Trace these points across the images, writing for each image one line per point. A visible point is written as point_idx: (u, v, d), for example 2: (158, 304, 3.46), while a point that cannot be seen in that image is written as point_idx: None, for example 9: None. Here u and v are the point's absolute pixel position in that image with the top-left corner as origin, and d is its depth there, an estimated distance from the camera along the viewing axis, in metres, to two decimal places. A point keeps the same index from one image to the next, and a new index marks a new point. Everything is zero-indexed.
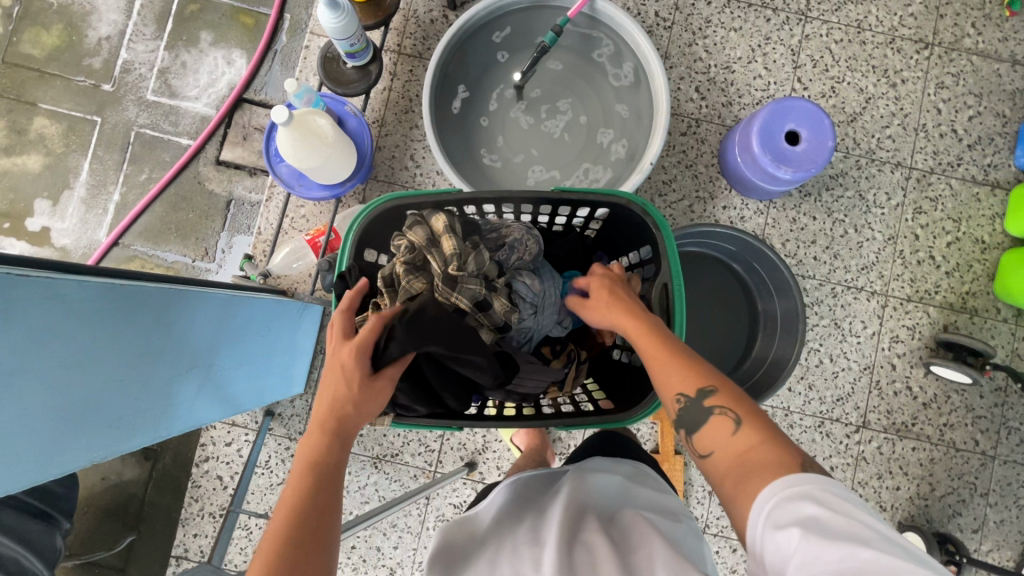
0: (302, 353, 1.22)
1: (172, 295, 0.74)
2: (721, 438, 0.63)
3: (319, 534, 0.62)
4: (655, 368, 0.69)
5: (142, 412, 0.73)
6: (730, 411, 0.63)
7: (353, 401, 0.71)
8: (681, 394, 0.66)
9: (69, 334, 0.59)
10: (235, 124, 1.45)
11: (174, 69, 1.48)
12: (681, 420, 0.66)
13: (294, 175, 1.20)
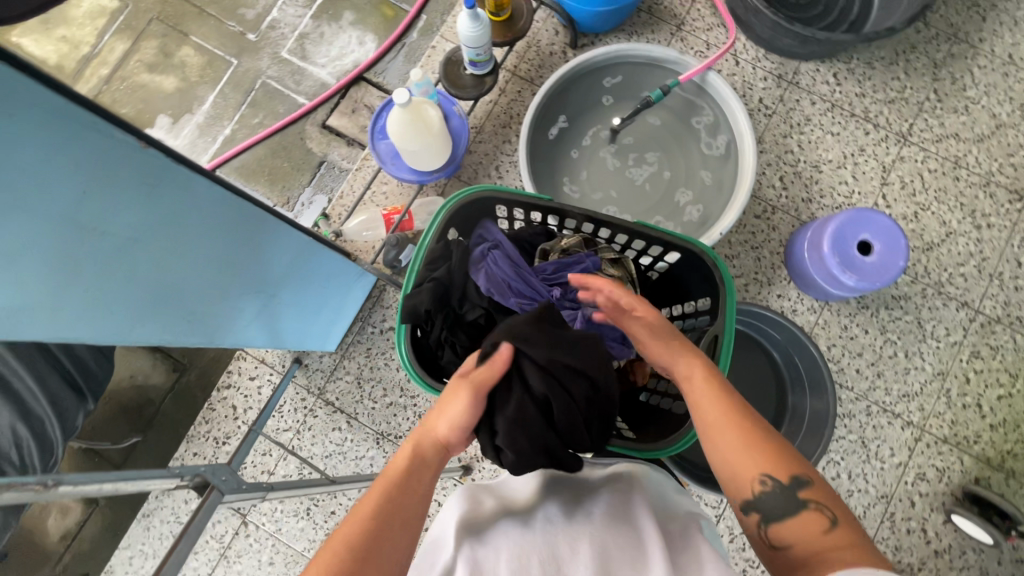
0: (346, 315, 1.28)
1: (276, 226, 0.80)
2: (808, 532, 0.60)
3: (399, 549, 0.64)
4: (741, 440, 0.66)
5: (209, 315, 0.81)
6: (824, 510, 0.61)
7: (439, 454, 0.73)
8: (766, 474, 0.63)
9: (191, 233, 0.66)
10: (348, 97, 1.58)
11: (312, 36, 1.64)
12: (755, 497, 0.63)
13: (390, 153, 1.30)
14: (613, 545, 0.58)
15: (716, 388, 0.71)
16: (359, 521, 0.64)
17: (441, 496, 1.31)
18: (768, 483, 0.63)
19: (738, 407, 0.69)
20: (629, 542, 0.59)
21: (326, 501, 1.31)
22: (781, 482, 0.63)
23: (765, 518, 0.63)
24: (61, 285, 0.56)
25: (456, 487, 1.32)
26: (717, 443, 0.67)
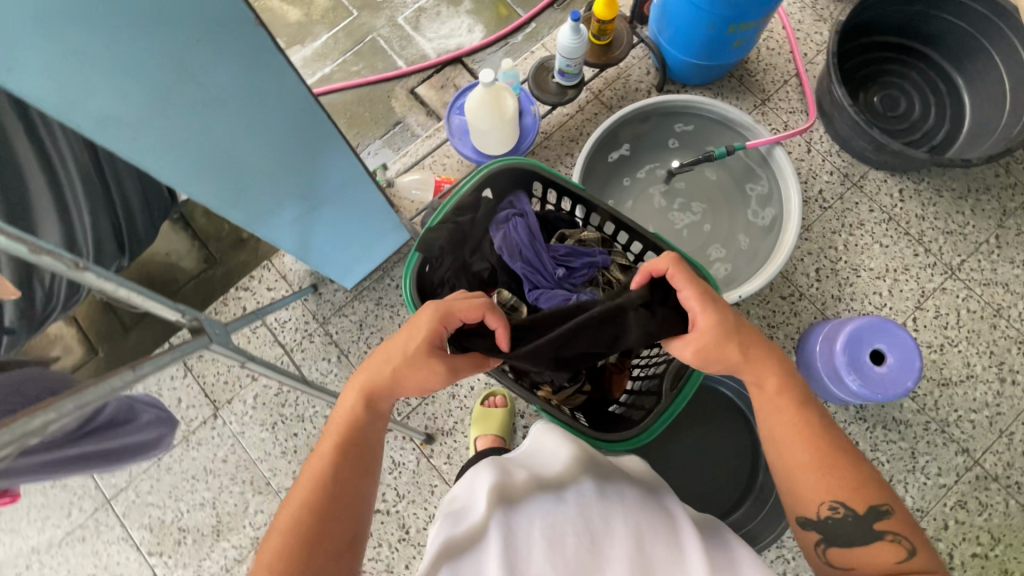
0: (370, 258, 1.35)
1: (335, 138, 0.86)
2: (880, 558, 0.64)
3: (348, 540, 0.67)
4: (820, 470, 0.66)
5: (254, 198, 0.88)
6: (901, 540, 0.64)
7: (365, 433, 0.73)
8: (840, 504, 0.65)
9: (267, 113, 0.72)
10: (442, 73, 1.68)
11: (429, 12, 1.76)
12: (823, 521, 0.67)
13: (460, 129, 1.38)
14: (637, 524, 0.66)
15: (800, 408, 0.70)
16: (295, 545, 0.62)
17: (397, 454, 1.34)
18: (840, 510, 0.65)
19: (823, 429, 0.68)
20: (652, 521, 0.67)
21: (293, 421, 1.36)
22: (856, 512, 0.65)
23: (826, 536, 0.67)
24: (136, 110, 0.61)
25: (414, 452, 1.35)
26: (790, 468, 0.68)
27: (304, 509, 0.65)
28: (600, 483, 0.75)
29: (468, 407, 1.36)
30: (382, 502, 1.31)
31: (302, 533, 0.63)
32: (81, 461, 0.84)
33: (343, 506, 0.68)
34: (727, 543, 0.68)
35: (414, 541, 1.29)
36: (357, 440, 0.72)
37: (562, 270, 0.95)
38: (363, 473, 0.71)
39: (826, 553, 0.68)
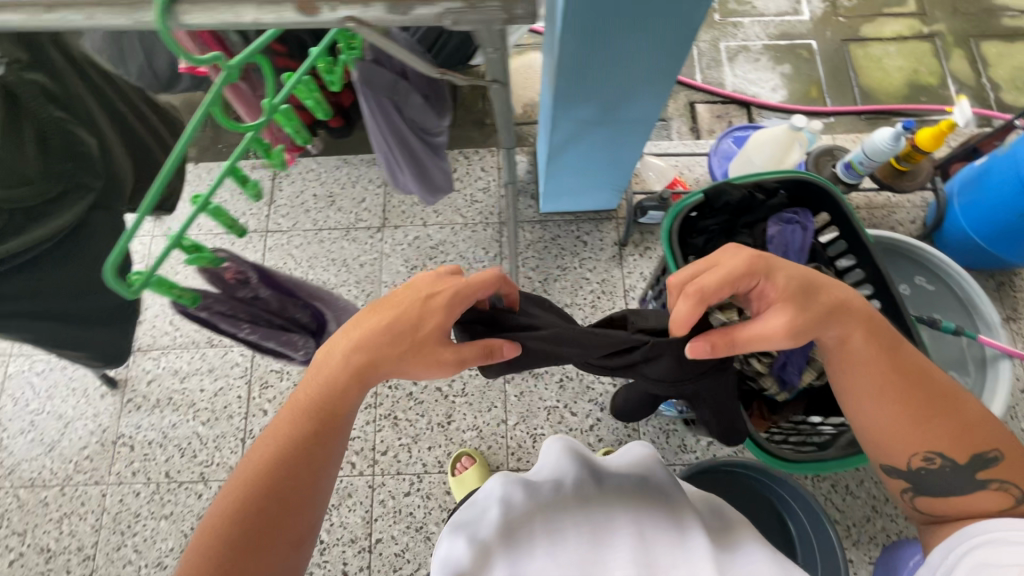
0: (578, 199, 1.43)
1: (670, 74, 0.95)
2: (977, 502, 0.69)
3: (295, 531, 0.67)
4: (920, 431, 0.68)
5: (582, 76, 0.95)
6: (1008, 487, 0.67)
7: (320, 423, 0.69)
8: (938, 456, 0.69)
9: (678, 15, 0.80)
10: (726, 106, 1.73)
11: (750, 53, 1.80)
12: (920, 471, 0.71)
13: (724, 153, 1.40)
14: (643, 524, 0.66)
15: (890, 375, 0.67)
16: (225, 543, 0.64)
17: None
18: (937, 461, 0.70)
19: (925, 393, 0.68)
20: (657, 525, 0.66)
21: None
22: (953, 462, 0.69)
23: (920, 484, 0.73)
24: None
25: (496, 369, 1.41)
26: (885, 433, 0.70)
27: (236, 509, 0.64)
28: (599, 482, 0.74)
29: (564, 368, 1.40)
30: (448, 386, 1.39)
31: (247, 522, 0.64)
32: (410, 163, 1.04)
33: (299, 496, 0.67)
34: (742, 538, 0.69)
35: (450, 433, 1.36)
36: (310, 429, 0.69)
37: None
38: (321, 455, 0.69)
39: (917, 498, 0.75)
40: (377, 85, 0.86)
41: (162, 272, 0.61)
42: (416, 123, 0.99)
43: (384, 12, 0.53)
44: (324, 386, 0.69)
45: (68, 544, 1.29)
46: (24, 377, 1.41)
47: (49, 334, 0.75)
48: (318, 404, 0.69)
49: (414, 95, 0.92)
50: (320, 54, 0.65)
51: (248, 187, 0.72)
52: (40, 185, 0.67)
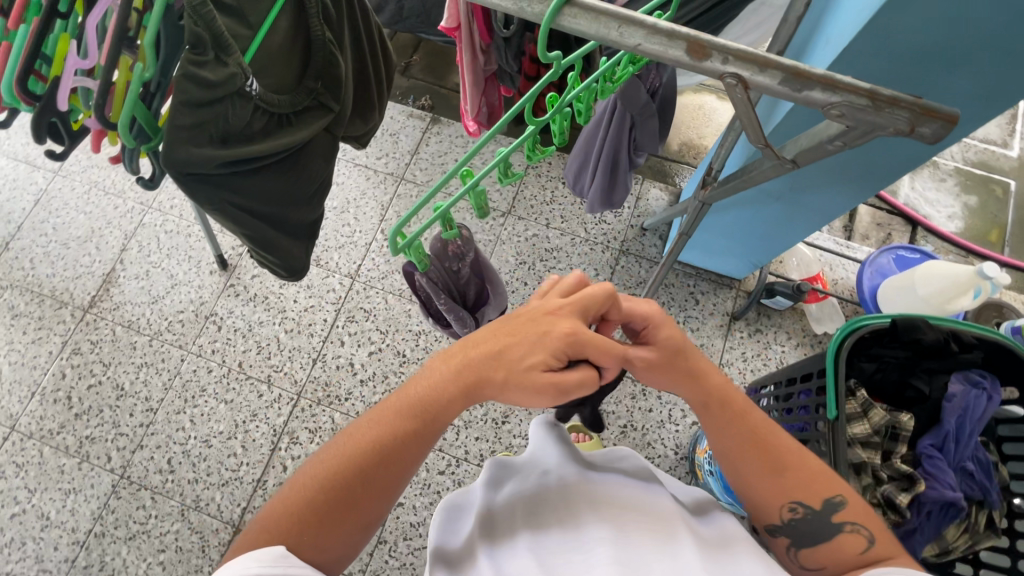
0: (710, 258, 1.36)
1: (890, 177, 0.88)
2: (842, 552, 0.57)
3: (356, 519, 0.55)
4: (769, 479, 0.59)
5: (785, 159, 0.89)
6: (862, 530, 0.57)
7: (424, 419, 0.56)
8: (799, 503, 0.58)
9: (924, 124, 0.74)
10: (892, 216, 1.60)
11: (937, 170, 1.65)
12: (789, 525, 0.59)
13: (878, 267, 1.29)
14: (626, 529, 0.51)
15: (718, 413, 0.59)
16: (284, 510, 0.53)
17: None
18: (797, 510, 0.59)
19: (759, 440, 0.59)
20: (642, 523, 0.52)
21: (533, 275, 1.45)
22: (813, 509, 0.58)
23: (796, 539, 0.59)
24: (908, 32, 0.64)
25: None
26: (735, 483, 0.61)
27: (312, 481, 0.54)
28: (583, 469, 0.59)
29: (632, 416, 1.34)
30: None
31: (318, 498, 0.53)
32: (617, 171, 1.00)
33: (385, 478, 0.55)
34: (736, 547, 0.52)
35: (500, 433, 1.33)
36: (409, 417, 0.56)
37: (971, 466, 0.71)
38: (411, 451, 0.56)
39: (796, 554, 0.60)
40: (629, 100, 0.86)
41: (422, 240, 0.61)
42: (633, 143, 0.95)
43: (774, 83, 0.43)
44: (438, 380, 0.57)
45: (138, 390, 1.39)
46: (154, 231, 1.53)
47: (258, 237, 0.65)
48: (426, 396, 0.56)
49: (653, 120, 0.90)
50: (616, 61, 0.58)
51: (505, 180, 0.63)
52: (296, 96, 0.63)
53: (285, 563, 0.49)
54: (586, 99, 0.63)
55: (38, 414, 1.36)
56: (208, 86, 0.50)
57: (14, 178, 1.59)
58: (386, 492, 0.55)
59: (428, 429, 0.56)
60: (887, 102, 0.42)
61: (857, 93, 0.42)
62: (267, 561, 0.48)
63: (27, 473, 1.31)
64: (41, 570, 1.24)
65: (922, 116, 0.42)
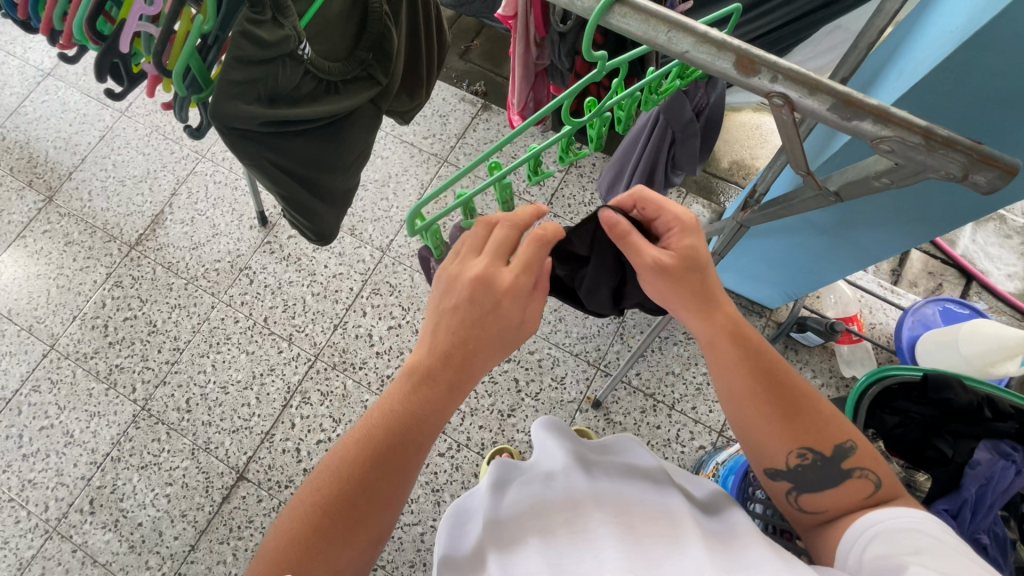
0: (744, 282, 1.32)
1: (947, 223, 0.83)
2: (847, 498, 0.55)
3: (362, 528, 0.51)
4: (781, 427, 0.55)
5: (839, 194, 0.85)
6: (868, 476, 0.55)
7: (417, 410, 0.54)
8: (809, 449, 0.55)
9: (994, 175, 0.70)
10: (946, 266, 1.51)
11: (1004, 225, 1.55)
12: (796, 470, 0.56)
13: (921, 316, 1.23)
14: (641, 529, 0.50)
15: (731, 352, 0.55)
16: (286, 539, 0.49)
17: (570, 377, 1.37)
18: (806, 455, 0.55)
19: (773, 381, 0.55)
20: (645, 522, 0.51)
21: None
22: (822, 456, 0.55)
23: (798, 485, 0.57)
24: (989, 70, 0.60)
25: (577, 393, 1.36)
26: (742, 428, 0.57)
27: (311, 499, 0.50)
28: (586, 471, 0.58)
29: (639, 430, 1.32)
30: (525, 383, 1.37)
31: (319, 516, 0.49)
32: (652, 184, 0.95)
33: (387, 477, 0.52)
34: (746, 533, 0.50)
35: (504, 425, 1.34)
36: (393, 428, 0.54)
37: (988, 540, 0.64)
38: (412, 442, 0.54)
39: (798, 503, 0.57)
40: (672, 115, 0.81)
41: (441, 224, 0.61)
42: (671, 160, 0.91)
43: (822, 109, 0.39)
44: (423, 366, 0.55)
45: (169, 329, 1.45)
46: (204, 180, 1.59)
47: (292, 198, 0.66)
48: (415, 391, 0.55)
49: (695, 139, 0.85)
50: (663, 73, 0.58)
51: (534, 178, 0.63)
52: (346, 65, 0.64)
53: None
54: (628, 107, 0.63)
55: (76, 338, 1.45)
56: (262, 46, 0.50)
57: (84, 113, 1.67)
58: (390, 494, 0.52)
59: (421, 418, 0.54)
60: (942, 144, 0.38)
61: (912, 130, 0.38)
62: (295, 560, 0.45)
63: (59, 390, 1.40)
64: (59, 482, 1.32)
65: (981, 164, 0.38)
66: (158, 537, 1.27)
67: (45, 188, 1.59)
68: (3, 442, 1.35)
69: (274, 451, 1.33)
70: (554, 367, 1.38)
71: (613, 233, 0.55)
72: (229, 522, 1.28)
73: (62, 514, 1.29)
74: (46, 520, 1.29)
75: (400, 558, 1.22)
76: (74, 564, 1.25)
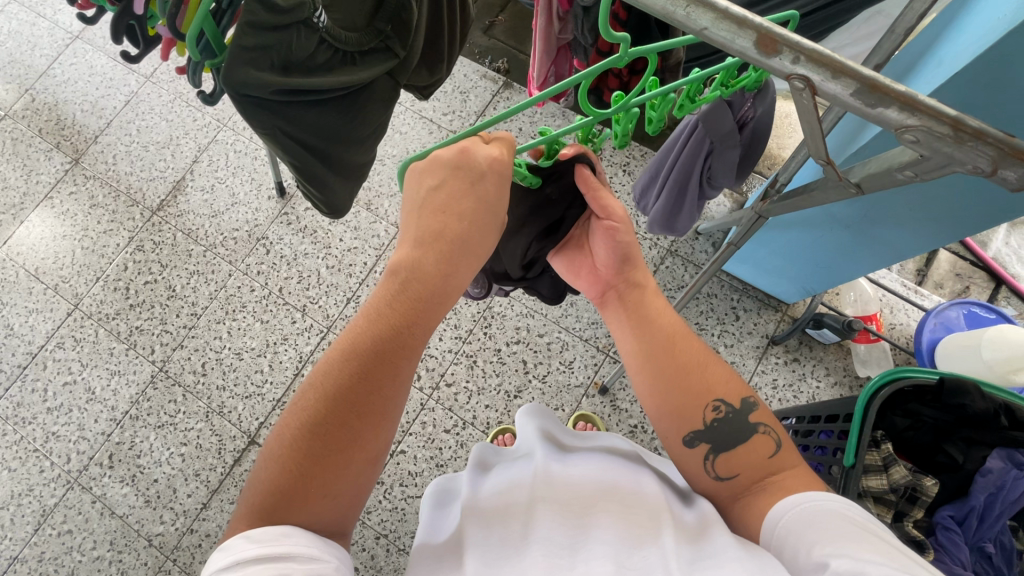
0: (761, 277, 1.30)
1: (980, 223, 0.79)
2: (753, 457, 0.56)
3: (353, 445, 0.51)
4: (689, 378, 0.57)
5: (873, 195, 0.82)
6: (770, 432, 0.57)
7: (398, 327, 0.54)
8: (720, 401, 0.57)
9: None
10: (976, 268, 1.46)
11: None
12: (709, 428, 0.57)
13: (943, 319, 1.19)
14: (614, 524, 0.51)
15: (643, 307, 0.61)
16: (281, 469, 0.50)
17: (578, 361, 1.37)
18: (720, 408, 0.57)
19: (680, 332, 0.59)
20: (603, 510, 0.52)
21: None
22: (732, 407, 0.57)
23: (716, 446, 0.56)
24: None
25: (585, 377, 1.36)
26: (645, 390, 0.59)
27: (300, 429, 0.51)
28: (558, 460, 0.58)
29: (644, 418, 1.32)
30: (533, 365, 1.38)
31: (313, 440, 0.50)
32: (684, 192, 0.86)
33: (371, 394, 0.52)
34: (716, 533, 0.50)
35: (510, 406, 1.34)
36: (376, 345, 0.53)
37: (991, 548, 0.64)
38: (394, 362, 0.53)
39: (715, 470, 0.56)
40: (711, 127, 0.71)
41: None
42: (706, 173, 0.81)
43: (846, 93, 0.37)
44: (400, 288, 0.54)
45: (187, 294, 1.48)
46: (225, 148, 1.61)
47: (306, 169, 0.66)
48: (395, 308, 0.54)
49: (734, 153, 0.75)
50: (706, 75, 0.54)
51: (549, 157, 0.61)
52: (364, 36, 0.63)
53: (288, 541, 0.45)
54: (660, 108, 0.59)
55: (99, 298, 1.49)
56: (277, 12, 0.50)
57: (110, 77, 1.69)
58: (377, 414, 0.52)
59: (402, 336, 0.54)
60: (973, 135, 0.36)
61: (940, 120, 0.36)
62: (262, 542, 0.45)
63: (82, 348, 1.45)
64: (81, 436, 1.37)
65: (1010, 158, 0.36)
66: (172, 494, 1.32)
67: (72, 150, 1.62)
68: (29, 395, 1.41)
69: None
70: (563, 351, 1.38)
71: (586, 187, 0.60)
72: (240, 483, 1.32)
73: (83, 466, 1.35)
74: (68, 471, 1.35)
75: (402, 529, 1.25)
76: (94, 514, 1.31)
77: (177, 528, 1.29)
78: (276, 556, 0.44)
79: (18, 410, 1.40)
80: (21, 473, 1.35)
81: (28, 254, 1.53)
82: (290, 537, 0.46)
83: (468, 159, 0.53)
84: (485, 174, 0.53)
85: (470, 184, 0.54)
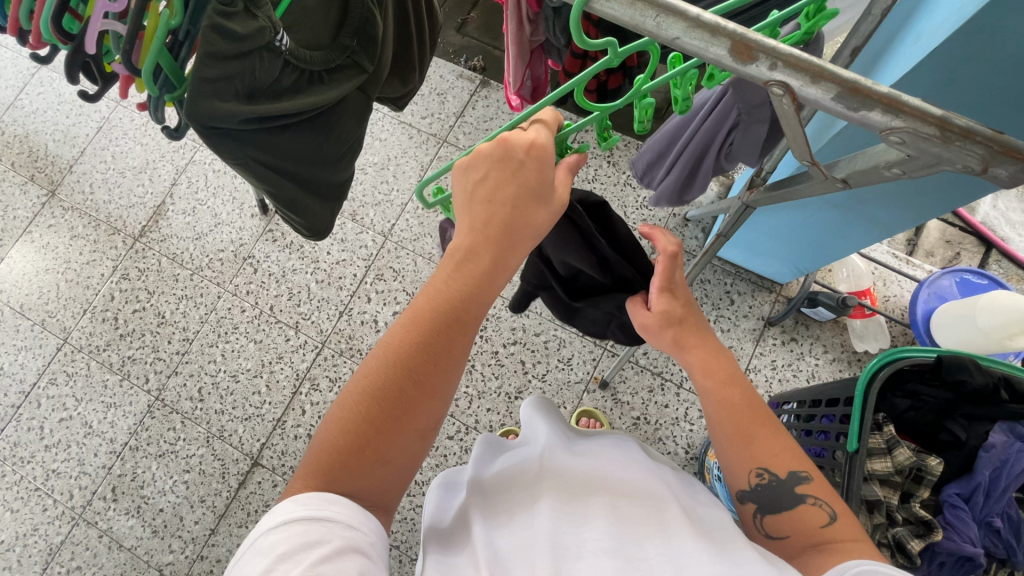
0: (756, 260, 1.30)
1: (972, 195, 0.79)
2: (798, 525, 0.52)
3: (412, 417, 0.50)
4: (742, 446, 0.55)
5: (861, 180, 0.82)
6: (823, 504, 0.52)
7: (455, 305, 0.52)
8: (765, 469, 0.54)
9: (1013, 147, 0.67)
10: (965, 234, 1.46)
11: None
12: (754, 492, 0.54)
13: (937, 288, 1.20)
14: (623, 513, 0.49)
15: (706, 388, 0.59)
16: (341, 431, 0.49)
17: (577, 357, 1.37)
18: (764, 476, 0.54)
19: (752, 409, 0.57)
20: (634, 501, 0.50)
21: None
22: (778, 478, 0.54)
23: (761, 507, 0.54)
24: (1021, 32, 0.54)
25: (585, 372, 1.35)
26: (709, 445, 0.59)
27: (363, 395, 0.50)
28: (581, 456, 0.56)
29: (647, 409, 1.32)
30: (532, 364, 1.37)
31: (374, 407, 0.50)
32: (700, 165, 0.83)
33: (433, 370, 0.51)
34: (728, 536, 0.48)
35: (512, 407, 1.34)
36: (439, 320, 0.52)
37: (999, 521, 0.65)
38: (454, 342, 0.52)
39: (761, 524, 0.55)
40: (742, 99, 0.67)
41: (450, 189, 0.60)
42: (726, 148, 0.78)
43: (828, 99, 0.36)
44: (456, 257, 0.53)
45: (178, 320, 1.46)
46: (203, 168, 1.58)
47: (282, 194, 0.65)
48: (453, 282, 0.52)
49: (761, 128, 0.71)
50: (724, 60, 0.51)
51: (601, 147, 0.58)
52: (330, 53, 0.62)
53: (329, 508, 0.45)
54: None
55: (88, 331, 1.46)
56: (233, 40, 0.49)
57: (80, 104, 1.65)
58: (433, 390, 0.51)
59: (462, 314, 0.52)
60: (960, 135, 0.35)
61: (926, 121, 0.35)
62: (308, 505, 0.45)
63: (75, 383, 1.43)
64: (81, 471, 1.36)
65: (1002, 156, 0.35)
66: (179, 522, 1.31)
67: (47, 182, 1.59)
68: (26, 433, 1.39)
69: (287, 438, 1.35)
70: (560, 348, 1.37)
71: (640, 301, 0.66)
72: (247, 506, 1.31)
73: (87, 501, 1.33)
74: (72, 507, 1.33)
75: (413, 539, 1.24)
76: (102, 548, 1.30)
77: (187, 556, 1.28)
78: (320, 520, 0.44)
79: (15, 449, 1.38)
80: (24, 513, 1.33)
81: (12, 291, 1.51)
82: (333, 504, 0.46)
83: (505, 149, 0.51)
84: (521, 163, 0.50)
85: (509, 170, 0.51)
